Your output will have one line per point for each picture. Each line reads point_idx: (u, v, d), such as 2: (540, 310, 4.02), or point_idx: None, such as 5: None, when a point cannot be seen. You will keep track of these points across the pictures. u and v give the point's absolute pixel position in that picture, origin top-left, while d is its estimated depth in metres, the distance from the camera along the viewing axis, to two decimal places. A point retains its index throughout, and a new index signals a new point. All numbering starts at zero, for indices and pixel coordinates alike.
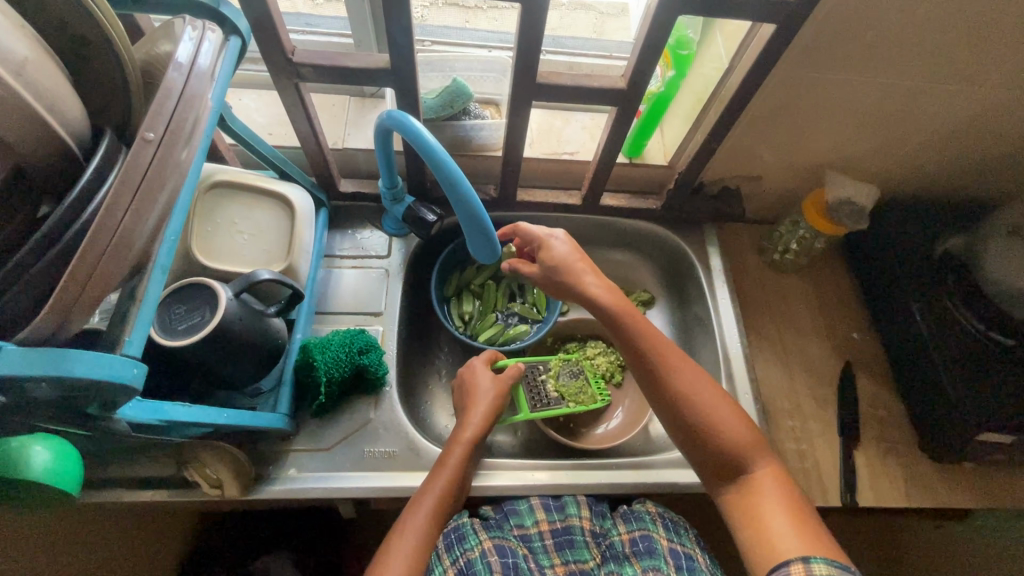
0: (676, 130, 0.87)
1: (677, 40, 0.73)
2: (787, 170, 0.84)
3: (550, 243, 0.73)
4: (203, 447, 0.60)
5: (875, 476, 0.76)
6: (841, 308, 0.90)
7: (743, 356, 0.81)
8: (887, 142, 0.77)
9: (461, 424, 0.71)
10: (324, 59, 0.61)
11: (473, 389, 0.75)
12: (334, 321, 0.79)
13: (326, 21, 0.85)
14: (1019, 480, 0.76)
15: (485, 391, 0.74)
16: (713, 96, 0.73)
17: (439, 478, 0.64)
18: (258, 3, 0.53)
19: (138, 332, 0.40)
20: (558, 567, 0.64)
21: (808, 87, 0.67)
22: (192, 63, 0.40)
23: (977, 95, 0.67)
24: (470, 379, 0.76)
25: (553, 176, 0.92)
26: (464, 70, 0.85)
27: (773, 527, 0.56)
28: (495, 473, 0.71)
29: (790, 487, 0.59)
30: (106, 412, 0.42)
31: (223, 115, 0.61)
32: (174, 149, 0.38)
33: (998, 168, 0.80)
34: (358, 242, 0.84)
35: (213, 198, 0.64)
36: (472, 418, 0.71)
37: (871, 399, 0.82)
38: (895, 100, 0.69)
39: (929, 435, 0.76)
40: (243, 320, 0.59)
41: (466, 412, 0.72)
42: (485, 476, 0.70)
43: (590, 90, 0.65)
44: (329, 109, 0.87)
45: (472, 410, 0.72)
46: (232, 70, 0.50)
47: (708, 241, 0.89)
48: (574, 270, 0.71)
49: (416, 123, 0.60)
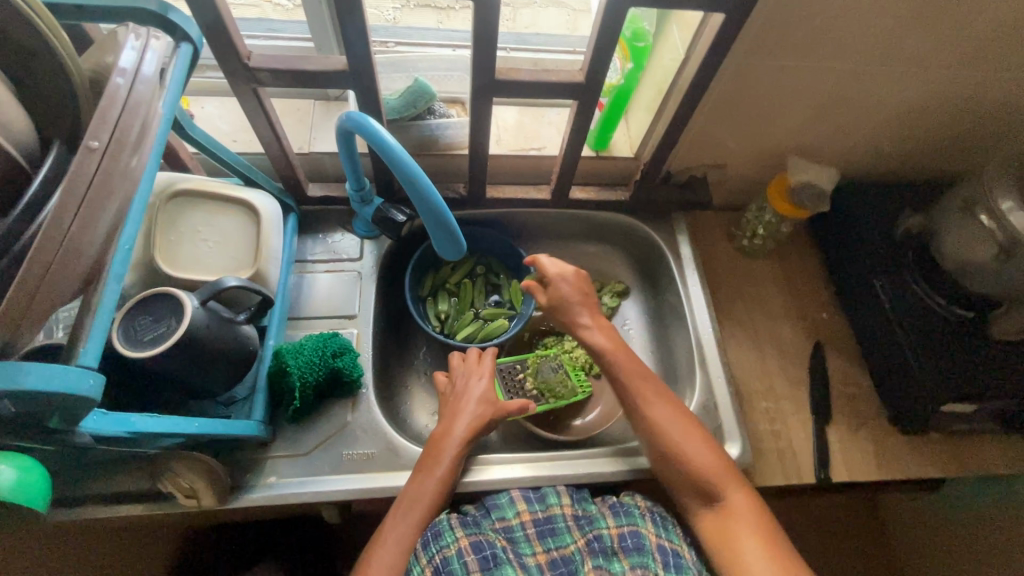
0: (640, 122, 0.88)
1: (633, 32, 0.75)
2: (750, 156, 0.86)
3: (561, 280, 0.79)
4: (173, 458, 0.59)
5: (847, 451, 0.78)
6: (810, 290, 0.92)
7: (715, 341, 0.82)
8: (842, 125, 0.79)
9: (447, 426, 0.71)
10: (281, 63, 0.61)
11: (460, 391, 0.75)
12: (308, 326, 0.78)
13: (288, 26, 0.85)
14: (985, 447, 0.78)
15: (474, 393, 0.74)
16: (672, 87, 0.74)
17: (427, 482, 0.66)
18: (208, 9, 0.53)
19: (94, 342, 0.40)
20: (539, 556, 0.62)
21: (763, 74, 0.69)
22: (136, 69, 0.41)
23: (923, 76, 0.69)
24: (458, 380, 0.77)
25: (522, 172, 0.93)
26: (428, 70, 0.86)
27: (745, 553, 0.60)
28: (483, 471, 0.72)
29: (765, 517, 0.62)
30: (68, 425, 0.41)
31: (180, 123, 0.60)
32: (120, 157, 0.38)
33: (950, 145, 0.83)
34: (330, 245, 0.84)
35: (176, 208, 0.64)
36: (456, 420, 0.71)
37: (841, 376, 0.84)
38: (847, 83, 0.71)
39: (897, 408, 0.78)
40: (211, 328, 0.58)
41: (453, 414, 0.72)
42: (475, 473, 0.71)
43: (549, 84, 0.66)
44: (294, 114, 0.87)
45: (460, 407, 0.73)
46: (185, 77, 0.50)
47: (678, 230, 0.91)
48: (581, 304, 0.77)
49: (375, 122, 0.60)
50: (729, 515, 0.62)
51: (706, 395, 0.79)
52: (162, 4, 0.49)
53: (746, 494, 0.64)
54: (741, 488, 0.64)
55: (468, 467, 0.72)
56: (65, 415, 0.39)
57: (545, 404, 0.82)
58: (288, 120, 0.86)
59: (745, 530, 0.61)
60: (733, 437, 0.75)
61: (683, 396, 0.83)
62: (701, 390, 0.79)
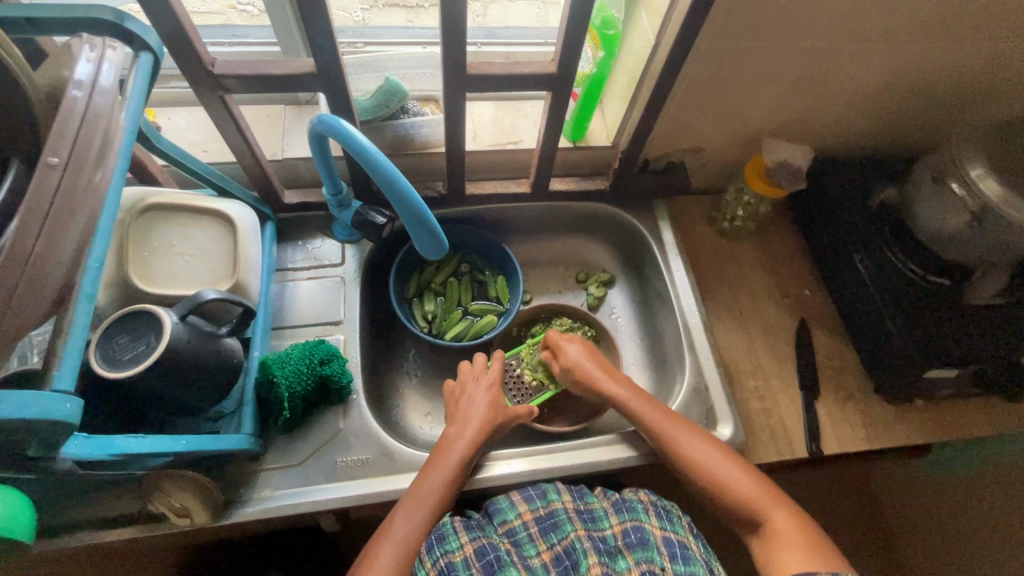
0: (615, 110, 0.88)
1: (603, 21, 0.75)
2: (726, 139, 0.86)
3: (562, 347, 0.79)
4: (164, 477, 0.58)
5: (837, 423, 0.79)
6: (793, 268, 0.93)
7: (703, 324, 0.83)
8: (814, 103, 0.79)
9: (457, 431, 0.70)
10: (246, 69, 0.60)
11: (468, 399, 0.75)
12: (293, 335, 0.77)
13: (253, 31, 0.83)
14: (969, 410, 0.80)
15: (481, 403, 0.74)
16: (645, 73, 0.74)
17: (425, 506, 0.64)
18: (167, 17, 0.52)
19: (67, 365, 0.39)
20: (544, 554, 0.62)
21: (734, 57, 0.69)
22: (93, 81, 0.41)
23: (890, 51, 0.70)
24: (466, 389, 0.76)
25: (500, 166, 0.93)
26: (399, 68, 0.85)
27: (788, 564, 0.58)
28: (495, 465, 0.72)
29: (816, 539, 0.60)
30: (47, 451, 0.40)
31: (147, 135, 0.59)
32: (81, 172, 0.39)
33: (918, 117, 0.84)
34: (311, 252, 0.83)
35: (146, 222, 0.62)
36: (466, 427, 0.71)
37: (827, 350, 0.85)
38: (816, 62, 0.71)
39: (883, 379, 0.79)
40: (192, 343, 0.57)
41: (463, 419, 0.72)
42: (489, 468, 0.71)
43: (523, 76, 0.65)
44: (265, 120, 0.86)
45: (462, 418, 0.72)
46: (146, 91, 0.49)
47: (659, 216, 0.91)
48: (586, 370, 0.77)
49: (347, 124, 0.59)
50: (773, 535, 0.61)
51: (696, 377, 0.79)
52: (119, 14, 0.47)
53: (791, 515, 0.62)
54: (783, 508, 0.62)
55: (480, 462, 0.72)
56: (43, 441, 0.38)
57: (547, 392, 0.83)
58: (259, 127, 0.85)
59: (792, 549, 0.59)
60: (725, 417, 0.76)
61: (673, 380, 0.83)
62: (691, 373, 0.80)
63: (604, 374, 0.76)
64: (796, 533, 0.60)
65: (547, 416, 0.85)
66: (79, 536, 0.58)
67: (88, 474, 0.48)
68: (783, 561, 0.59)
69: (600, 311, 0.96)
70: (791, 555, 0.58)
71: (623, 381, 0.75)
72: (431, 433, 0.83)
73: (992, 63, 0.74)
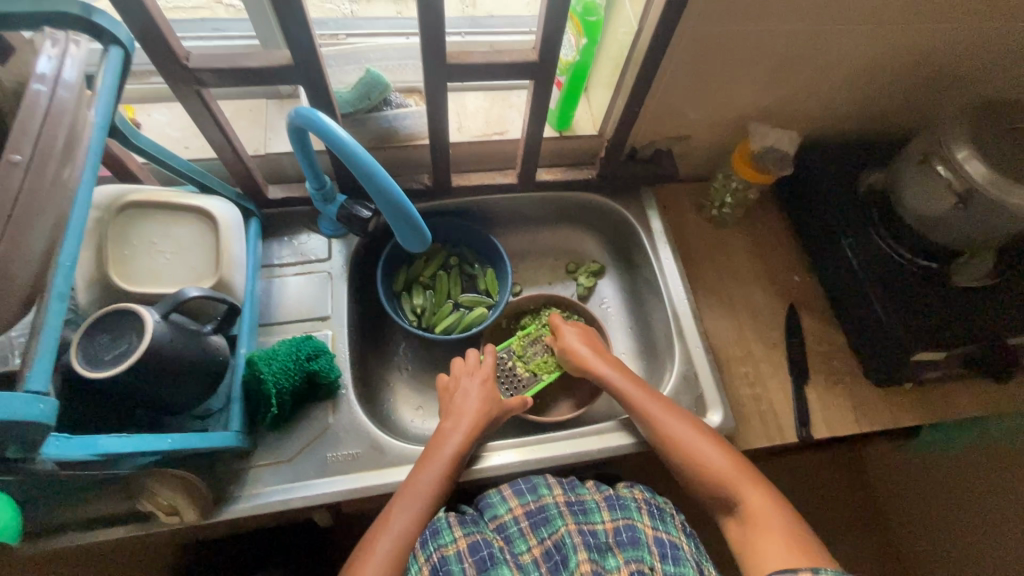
0: (601, 98, 0.87)
1: (585, 8, 0.75)
2: (713, 125, 0.86)
3: (562, 330, 0.80)
4: (150, 476, 0.57)
5: (826, 408, 0.79)
6: (781, 253, 0.93)
7: (691, 311, 0.83)
8: (802, 86, 0.79)
9: (452, 425, 0.70)
10: (222, 62, 0.59)
11: (462, 393, 0.75)
12: (281, 331, 0.77)
13: (233, 24, 0.82)
14: (957, 393, 0.80)
15: (475, 396, 0.74)
16: (628, 60, 0.74)
17: (410, 493, 0.64)
18: (138, 11, 0.51)
19: (41, 364, 0.39)
20: (535, 550, 0.62)
21: (718, 41, 0.68)
22: (57, 75, 0.41)
23: (875, 33, 0.70)
24: (461, 383, 0.76)
25: (487, 158, 0.92)
26: (382, 60, 0.84)
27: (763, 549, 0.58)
28: (492, 455, 0.72)
29: (790, 519, 0.60)
30: (27, 453, 0.39)
31: (124, 133, 0.58)
32: (45, 169, 0.38)
33: (905, 100, 0.84)
34: (297, 247, 0.82)
35: (126, 221, 0.62)
36: (461, 420, 0.71)
37: (817, 335, 0.85)
38: (801, 46, 0.71)
39: (871, 363, 0.79)
40: (176, 341, 0.56)
41: (457, 412, 0.72)
42: (485, 458, 0.71)
43: (503, 65, 0.65)
44: (246, 115, 0.85)
45: (455, 414, 0.72)
46: (116, 85, 0.48)
47: (647, 204, 0.91)
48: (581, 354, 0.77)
49: (325, 117, 0.59)
50: (749, 517, 0.61)
51: (686, 365, 0.79)
52: (86, 8, 0.46)
53: (768, 497, 0.62)
54: (764, 491, 0.62)
55: (474, 455, 0.72)
56: (20, 443, 0.38)
57: (541, 382, 0.83)
58: (241, 122, 0.84)
59: (771, 534, 0.58)
60: (715, 404, 0.76)
61: (664, 369, 0.83)
62: (680, 361, 0.80)
63: (596, 356, 0.76)
64: (770, 512, 0.60)
65: (538, 405, 0.86)
66: (68, 536, 0.59)
67: (72, 475, 0.47)
68: (759, 545, 0.58)
69: (590, 301, 0.95)
70: (770, 543, 0.58)
71: (619, 366, 0.75)
72: (423, 426, 0.84)
73: (977, 44, 0.74)
